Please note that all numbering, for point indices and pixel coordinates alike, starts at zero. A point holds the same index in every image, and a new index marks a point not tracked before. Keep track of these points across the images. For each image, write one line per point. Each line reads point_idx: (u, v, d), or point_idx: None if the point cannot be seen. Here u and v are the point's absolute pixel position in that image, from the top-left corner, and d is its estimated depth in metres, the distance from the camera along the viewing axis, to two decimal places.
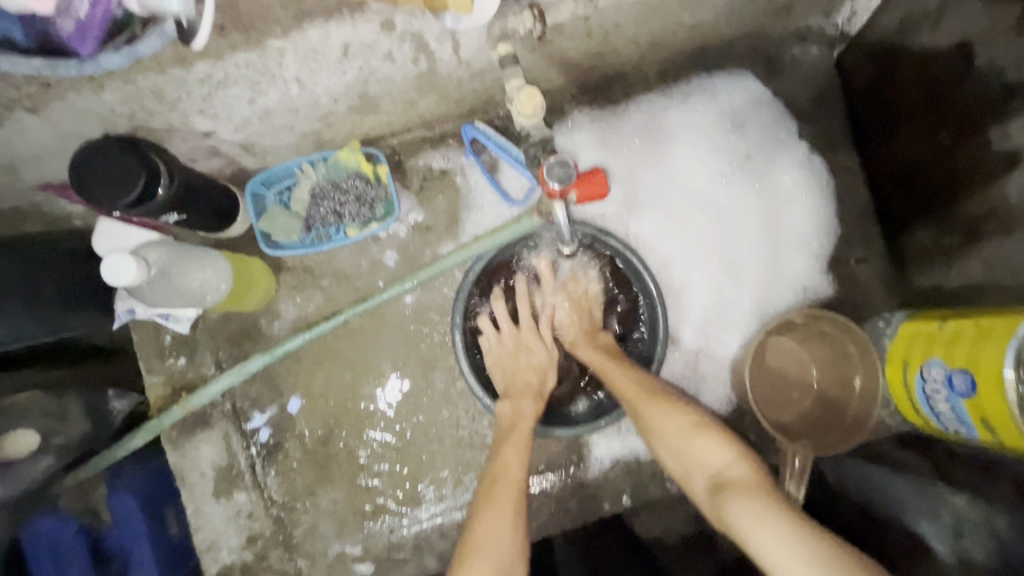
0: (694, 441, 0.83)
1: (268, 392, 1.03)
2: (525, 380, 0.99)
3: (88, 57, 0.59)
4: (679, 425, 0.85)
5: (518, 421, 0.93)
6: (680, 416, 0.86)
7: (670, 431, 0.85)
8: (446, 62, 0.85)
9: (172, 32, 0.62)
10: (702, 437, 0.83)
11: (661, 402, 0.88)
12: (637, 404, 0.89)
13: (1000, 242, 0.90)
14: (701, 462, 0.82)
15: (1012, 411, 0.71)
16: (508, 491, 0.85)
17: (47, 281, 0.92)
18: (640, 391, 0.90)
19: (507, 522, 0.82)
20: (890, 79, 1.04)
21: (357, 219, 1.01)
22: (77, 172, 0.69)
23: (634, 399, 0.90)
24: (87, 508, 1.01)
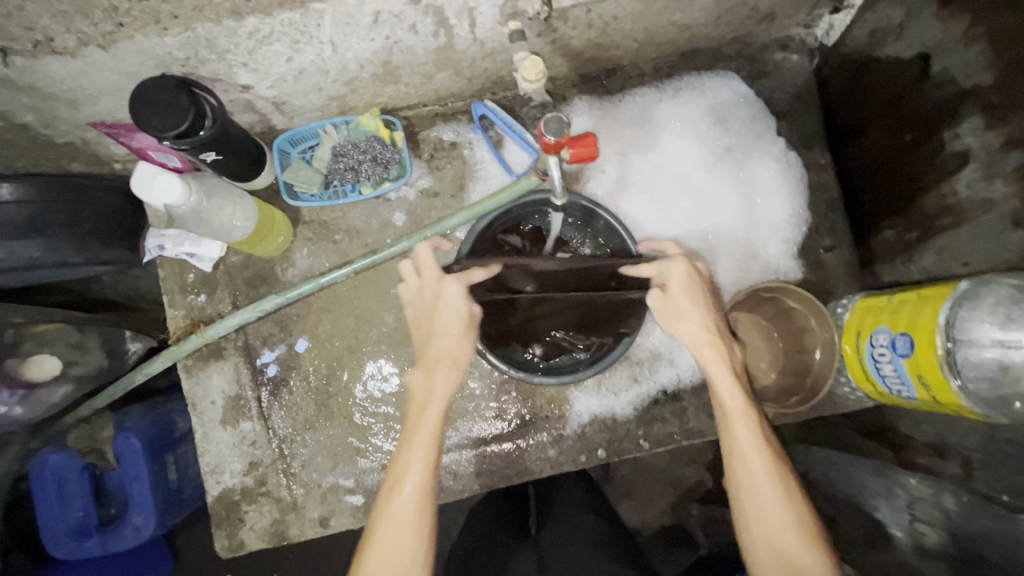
0: (783, 531, 0.81)
1: (278, 332, 1.12)
2: (439, 347, 0.91)
3: None
4: (782, 513, 0.82)
5: (426, 408, 0.88)
6: (795, 507, 0.82)
7: (771, 511, 0.82)
8: (462, 38, 0.96)
9: None
10: (797, 537, 0.80)
11: (778, 469, 0.84)
12: (749, 460, 0.85)
13: (952, 234, 1.01)
14: (793, 564, 0.79)
15: (942, 365, 0.80)
16: (424, 436, 0.85)
17: (90, 211, 1.02)
18: (769, 460, 0.85)
19: (410, 533, 0.80)
20: (860, 86, 1.15)
21: (371, 179, 1.12)
22: (135, 101, 0.79)
23: (751, 464, 0.85)
24: (91, 447, 1.16)
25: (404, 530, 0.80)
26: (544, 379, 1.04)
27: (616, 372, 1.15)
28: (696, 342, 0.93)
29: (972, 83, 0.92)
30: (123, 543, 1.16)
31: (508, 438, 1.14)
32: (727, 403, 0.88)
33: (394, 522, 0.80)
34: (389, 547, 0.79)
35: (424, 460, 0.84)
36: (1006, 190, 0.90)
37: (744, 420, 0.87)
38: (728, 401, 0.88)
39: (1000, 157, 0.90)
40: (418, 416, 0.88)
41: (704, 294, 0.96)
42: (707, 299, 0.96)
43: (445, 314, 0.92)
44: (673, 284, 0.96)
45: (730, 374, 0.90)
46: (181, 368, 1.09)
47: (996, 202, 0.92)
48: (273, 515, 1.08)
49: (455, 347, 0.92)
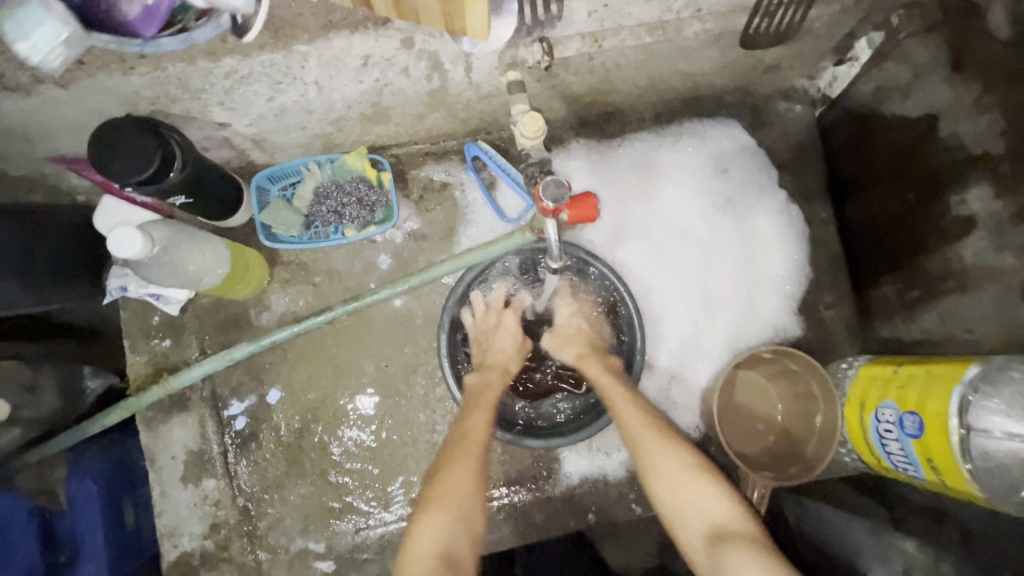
0: (685, 482, 0.87)
1: (249, 381, 1.04)
2: (495, 356, 1.03)
3: (150, 39, 0.61)
4: (678, 467, 0.88)
5: (484, 390, 0.98)
6: (683, 458, 0.89)
7: (669, 473, 0.88)
8: (457, 82, 0.91)
9: (227, 25, 0.65)
10: (699, 481, 0.87)
11: (661, 431, 0.92)
12: (638, 432, 0.92)
13: (956, 300, 0.98)
14: (703, 510, 0.85)
15: (955, 452, 0.76)
16: (484, 405, 0.96)
17: (44, 249, 0.93)
18: (646, 423, 0.92)
19: (467, 485, 0.88)
20: (864, 141, 1.12)
21: (356, 221, 1.05)
22: (95, 146, 0.72)
23: (639, 434, 0.92)
24: (42, 488, 0.86)
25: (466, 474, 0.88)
26: (532, 442, 0.98)
27: (607, 431, 1.09)
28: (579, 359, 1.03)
29: (982, 149, 0.90)
30: None
31: (494, 499, 1.07)
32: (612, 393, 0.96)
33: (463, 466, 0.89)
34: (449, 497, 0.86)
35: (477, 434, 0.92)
36: (1015, 264, 0.87)
37: (626, 402, 0.95)
38: (610, 395, 0.96)
39: (1009, 229, 0.87)
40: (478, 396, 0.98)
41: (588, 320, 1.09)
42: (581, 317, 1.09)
43: (500, 350, 1.04)
44: (574, 312, 1.09)
45: (605, 371, 1.00)
46: (141, 421, 1.01)
47: (1004, 273, 0.89)
48: None
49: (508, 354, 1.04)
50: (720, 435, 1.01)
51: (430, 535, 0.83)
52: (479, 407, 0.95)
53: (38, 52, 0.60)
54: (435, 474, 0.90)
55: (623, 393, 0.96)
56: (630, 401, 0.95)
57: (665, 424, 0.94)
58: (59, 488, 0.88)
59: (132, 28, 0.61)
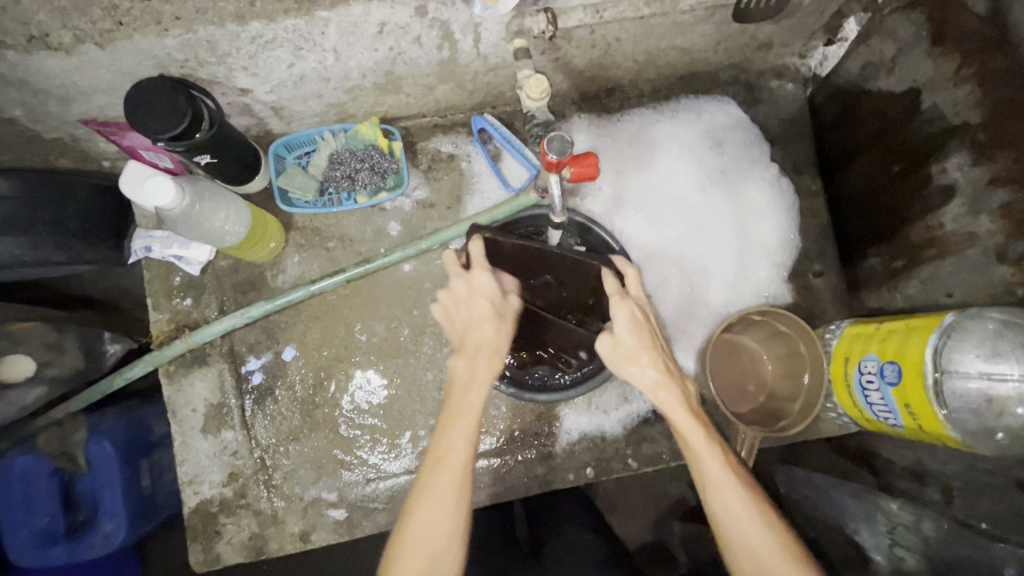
0: (772, 558, 0.79)
1: (265, 340, 1.10)
2: (478, 334, 0.92)
3: None
4: (766, 543, 0.80)
5: (468, 392, 0.88)
6: (774, 532, 0.81)
7: (755, 541, 0.80)
8: (466, 52, 0.97)
9: None
10: (788, 563, 0.79)
11: (754, 499, 0.83)
12: (724, 491, 0.83)
13: (937, 265, 1.03)
14: None
15: (929, 394, 0.82)
16: (466, 416, 0.86)
17: (76, 209, 1.00)
18: (740, 493, 0.83)
19: (451, 512, 0.80)
20: (851, 116, 1.18)
21: (368, 188, 1.10)
22: (131, 101, 0.78)
23: (725, 494, 0.83)
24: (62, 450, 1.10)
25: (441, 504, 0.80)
26: (535, 395, 1.04)
27: (606, 391, 1.15)
28: (653, 388, 0.88)
29: (960, 119, 0.95)
30: (91, 551, 1.11)
31: (496, 453, 1.13)
32: (691, 441, 0.86)
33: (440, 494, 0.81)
34: (419, 534, 0.79)
35: (461, 457, 0.83)
36: (990, 226, 0.93)
37: (713, 456, 0.85)
38: (693, 444, 0.86)
39: (985, 193, 0.93)
40: (460, 401, 0.88)
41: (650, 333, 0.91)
42: (651, 335, 0.91)
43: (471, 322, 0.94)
44: (632, 319, 0.90)
45: (685, 407, 0.88)
46: (163, 375, 1.06)
47: (980, 235, 0.94)
48: (252, 528, 1.05)
49: (497, 336, 0.93)
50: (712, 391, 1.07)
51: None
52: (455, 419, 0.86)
53: None
54: (409, 507, 0.82)
55: (711, 444, 0.86)
56: (717, 456, 0.85)
57: (753, 485, 0.85)
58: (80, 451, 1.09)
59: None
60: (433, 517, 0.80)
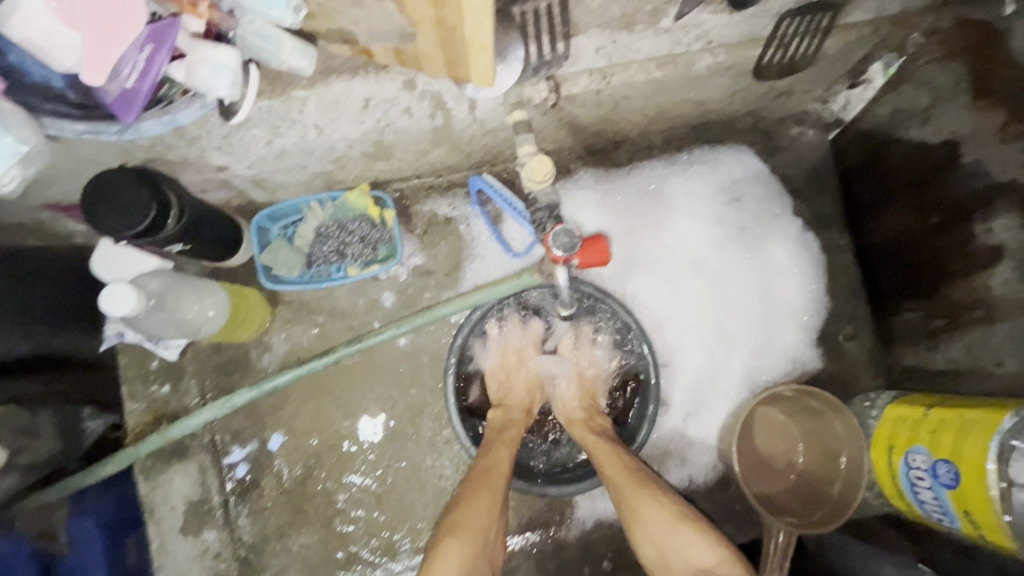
0: (671, 534, 0.84)
1: (251, 427, 1.01)
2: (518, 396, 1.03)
3: (130, 123, 0.61)
4: (664, 521, 0.85)
5: (508, 428, 0.98)
6: (667, 510, 0.86)
7: (650, 519, 0.86)
8: (461, 119, 0.88)
9: (212, 103, 0.63)
10: (684, 532, 0.84)
11: (645, 482, 0.89)
12: (619, 482, 0.89)
13: (986, 335, 0.93)
14: (690, 559, 0.82)
15: (996, 502, 0.72)
16: (507, 434, 0.96)
17: (40, 298, 0.88)
18: (627, 478, 0.89)
19: (492, 502, 0.86)
20: (881, 167, 1.09)
21: (359, 260, 1.02)
22: (87, 199, 0.70)
23: (622, 488, 0.89)
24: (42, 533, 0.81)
25: (487, 497, 0.86)
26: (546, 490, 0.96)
27: None
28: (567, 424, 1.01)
29: (1010, 180, 0.86)
30: None
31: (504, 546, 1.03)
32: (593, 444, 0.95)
33: (487, 491, 0.86)
34: (471, 505, 0.85)
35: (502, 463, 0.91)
36: None
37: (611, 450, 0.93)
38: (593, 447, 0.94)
39: None
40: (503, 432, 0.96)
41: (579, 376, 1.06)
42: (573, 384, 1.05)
43: (516, 392, 1.04)
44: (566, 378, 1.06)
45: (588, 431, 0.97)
46: (139, 471, 0.97)
47: None
48: None
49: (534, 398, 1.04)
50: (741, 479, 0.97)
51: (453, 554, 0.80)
52: (504, 441, 0.94)
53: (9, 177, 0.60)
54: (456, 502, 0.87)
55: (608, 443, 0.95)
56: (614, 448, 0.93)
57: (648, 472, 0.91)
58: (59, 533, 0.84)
59: (115, 114, 0.59)
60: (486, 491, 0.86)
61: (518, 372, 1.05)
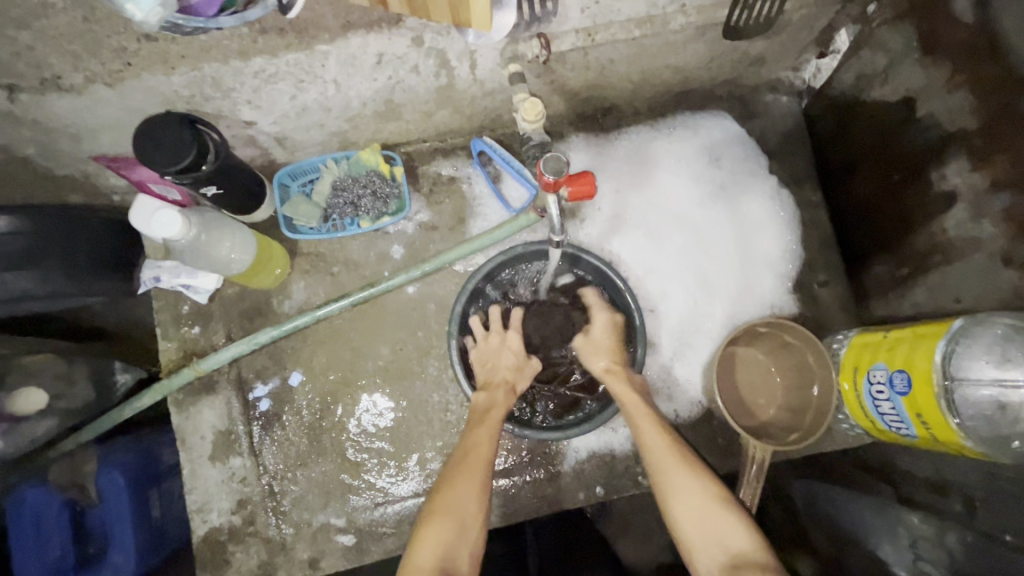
0: (705, 512, 0.89)
1: (272, 366, 1.11)
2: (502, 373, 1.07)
3: (211, 16, 0.68)
4: (699, 497, 0.90)
5: (491, 410, 1.01)
6: (705, 488, 0.91)
7: (687, 493, 0.91)
8: (463, 79, 0.99)
9: (272, 6, 0.72)
10: (718, 510, 0.89)
11: (687, 461, 0.94)
12: (662, 458, 0.95)
13: (943, 271, 1.03)
14: (723, 536, 0.86)
15: (939, 403, 0.81)
16: (490, 422, 1.00)
17: (84, 241, 1.01)
18: (671, 452, 0.95)
19: (473, 490, 0.91)
20: (848, 127, 1.19)
21: (370, 213, 1.12)
22: (139, 138, 0.80)
23: (663, 461, 0.94)
24: (73, 482, 1.06)
25: (470, 485, 0.91)
26: (529, 432, 1.03)
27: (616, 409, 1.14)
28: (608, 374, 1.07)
29: (956, 125, 0.95)
30: None
31: (505, 475, 1.12)
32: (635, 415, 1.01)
33: (471, 477, 0.92)
34: (456, 492, 0.90)
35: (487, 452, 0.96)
36: (993, 229, 0.92)
37: (652, 428, 0.99)
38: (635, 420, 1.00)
39: (987, 197, 0.92)
40: (486, 414, 1.01)
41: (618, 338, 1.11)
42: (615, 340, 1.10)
43: (497, 366, 1.08)
44: (608, 327, 1.11)
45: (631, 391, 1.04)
46: (171, 403, 1.07)
47: (984, 240, 0.94)
48: (261, 556, 1.05)
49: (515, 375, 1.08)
50: (721, 406, 1.05)
51: (433, 538, 0.85)
52: (486, 423, 0.99)
53: (140, 12, 0.60)
54: (440, 487, 0.92)
55: (649, 417, 1.00)
56: (655, 427, 0.99)
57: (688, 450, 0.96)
58: (89, 481, 1.06)
59: (197, 10, 0.68)
60: (467, 480, 0.92)
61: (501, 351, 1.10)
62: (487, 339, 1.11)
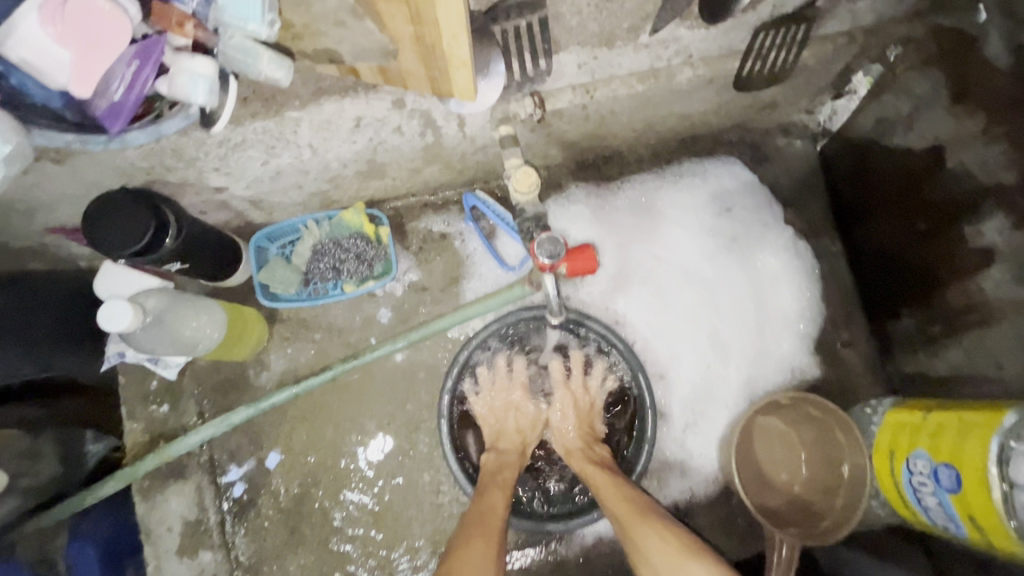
0: (678, 566, 0.78)
1: (248, 446, 1.01)
2: (507, 440, 1.02)
3: (117, 133, 0.59)
4: (669, 553, 0.80)
5: (502, 471, 0.96)
6: (670, 539, 0.81)
7: (655, 550, 0.81)
8: (451, 136, 0.91)
9: (195, 114, 0.63)
10: (687, 561, 0.78)
11: (646, 510, 0.86)
12: (623, 516, 0.86)
13: (985, 339, 0.92)
14: None
15: (998, 508, 0.70)
16: (498, 481, 0.93)
17: (44, 315, 0.91)
18: (629, 507, 0.86)
19: (487, 548, 0.81)
20: (870, 174, 1.10)
21: (354, 276, 1.04)
22: (89, 221, 0.73)
23: (625, 519, 0.85)
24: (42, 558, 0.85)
25: (483, 542, 0.82)
26: (549, 526, 0.95)
27: None
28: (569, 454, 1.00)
29: (995, 181, 0.86)
30: None
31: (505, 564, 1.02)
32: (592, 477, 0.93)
33: (480, 533, 0.83)
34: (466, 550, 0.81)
35: (496, 509, 0.88)
36: None
37: (612, 486, 0.90)
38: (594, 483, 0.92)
39: None
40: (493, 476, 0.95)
41: (582, 415, 1.04)
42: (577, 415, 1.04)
43: (506, 431, 1.03)
44: (568, 405, 1.04)
45: (588, 462, 0.97)
46: (136, 490, 0.97)
47: None
48: None
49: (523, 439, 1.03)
50: (741, 490, 0.95)
51: None
52: (499, 485, 0.92)
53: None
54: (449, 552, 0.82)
55: (609, 476, 0.92)
56: (615, 484, 0.91)
57: (650, 503, 0.88)
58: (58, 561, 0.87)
59: (101, 123, 0.58)
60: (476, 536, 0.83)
61: (508, 411, 1.04)
62: (493, 392, 1.05)
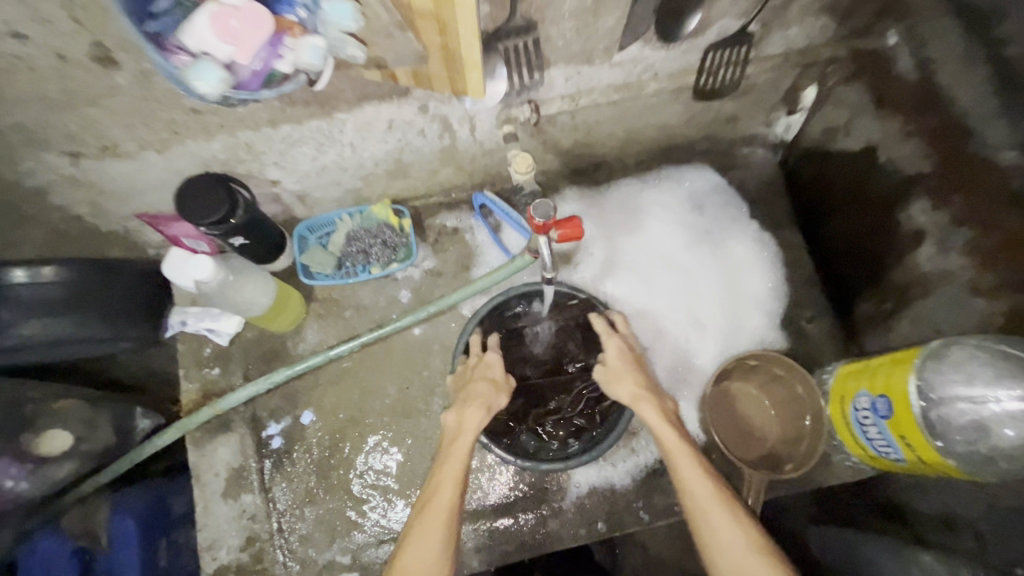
0: (747, 559, 0.85)
1: (285, 405, 1.17)
2: (475, 390, 1.04)
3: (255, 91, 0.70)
4: (740, 544, 0.86)
5: (458, 435, 1.00)
6: (744, 535, 0.87)
7: (725, 533, 0.87)
8: (464, 140, 1.12)
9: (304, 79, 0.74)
10: (758, 560, 0.84)
11: (724, 499, 0.90)
12: (700, 499, 0.91)
13: (922, 304, 1.07)
14: None
15: (918, 423, 0.84)
16: (456, 453, 0.97)
17: (120, 288, 1.03)
18: (713, 493, 0.91)
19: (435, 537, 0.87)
20: (820, 174, 1.28)
21: (380, 260, 1.22)
22: (180, 195, 0.92)
23: (704, 500, 0.91)
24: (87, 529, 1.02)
25: (429, 536, 0.87)
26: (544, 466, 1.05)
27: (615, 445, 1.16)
28: (637, 400, 1.04)
29: (915, 169, 1.04)
30: None
31: (509, 511, 1.14)
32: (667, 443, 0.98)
33: (430, 525, 0.88)
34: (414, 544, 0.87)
35: (449, 493, 0.92)
36: (960, 261, 0.98)
37: (696, 468, 0.94)
38: (672, 457, 0.96)
39: (951, 233, 0.99)
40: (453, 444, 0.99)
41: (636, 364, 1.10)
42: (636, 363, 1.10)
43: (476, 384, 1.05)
44: (620, 351, 1.11)
45: (663, 420, 1.01)
46: (190, 440, 1.12)
47: (954, 272, 1.00)
48: None
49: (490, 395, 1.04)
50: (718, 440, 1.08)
51: None
52: (452, 454, 0.97)
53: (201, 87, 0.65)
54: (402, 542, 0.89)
55: (691, 456, 0.96)
56: (699, 468, 0.94)
57: (727, 490, 0.93)
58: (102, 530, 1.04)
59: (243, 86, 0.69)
60: (432, 523, 0.89)
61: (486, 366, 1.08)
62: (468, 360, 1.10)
